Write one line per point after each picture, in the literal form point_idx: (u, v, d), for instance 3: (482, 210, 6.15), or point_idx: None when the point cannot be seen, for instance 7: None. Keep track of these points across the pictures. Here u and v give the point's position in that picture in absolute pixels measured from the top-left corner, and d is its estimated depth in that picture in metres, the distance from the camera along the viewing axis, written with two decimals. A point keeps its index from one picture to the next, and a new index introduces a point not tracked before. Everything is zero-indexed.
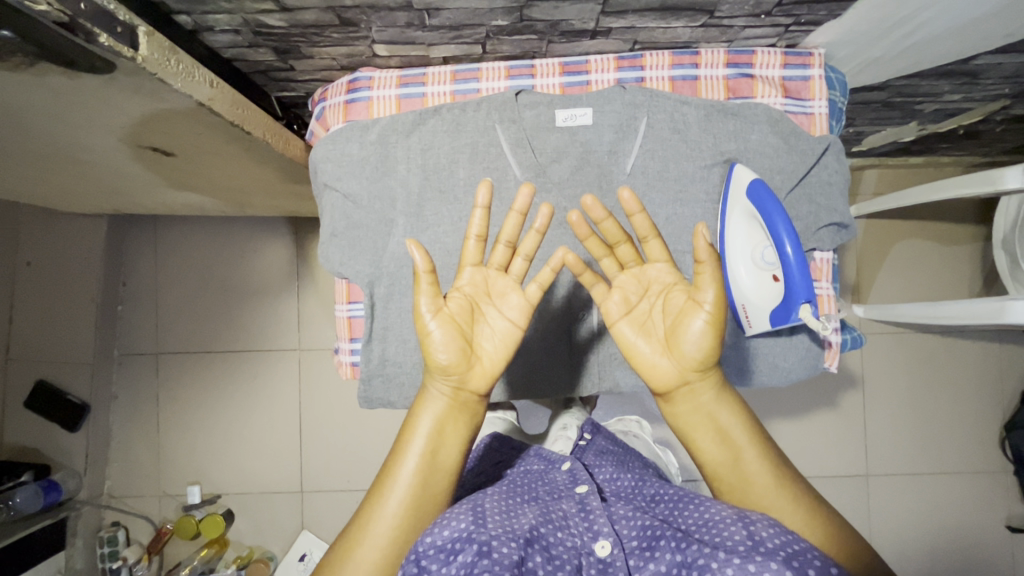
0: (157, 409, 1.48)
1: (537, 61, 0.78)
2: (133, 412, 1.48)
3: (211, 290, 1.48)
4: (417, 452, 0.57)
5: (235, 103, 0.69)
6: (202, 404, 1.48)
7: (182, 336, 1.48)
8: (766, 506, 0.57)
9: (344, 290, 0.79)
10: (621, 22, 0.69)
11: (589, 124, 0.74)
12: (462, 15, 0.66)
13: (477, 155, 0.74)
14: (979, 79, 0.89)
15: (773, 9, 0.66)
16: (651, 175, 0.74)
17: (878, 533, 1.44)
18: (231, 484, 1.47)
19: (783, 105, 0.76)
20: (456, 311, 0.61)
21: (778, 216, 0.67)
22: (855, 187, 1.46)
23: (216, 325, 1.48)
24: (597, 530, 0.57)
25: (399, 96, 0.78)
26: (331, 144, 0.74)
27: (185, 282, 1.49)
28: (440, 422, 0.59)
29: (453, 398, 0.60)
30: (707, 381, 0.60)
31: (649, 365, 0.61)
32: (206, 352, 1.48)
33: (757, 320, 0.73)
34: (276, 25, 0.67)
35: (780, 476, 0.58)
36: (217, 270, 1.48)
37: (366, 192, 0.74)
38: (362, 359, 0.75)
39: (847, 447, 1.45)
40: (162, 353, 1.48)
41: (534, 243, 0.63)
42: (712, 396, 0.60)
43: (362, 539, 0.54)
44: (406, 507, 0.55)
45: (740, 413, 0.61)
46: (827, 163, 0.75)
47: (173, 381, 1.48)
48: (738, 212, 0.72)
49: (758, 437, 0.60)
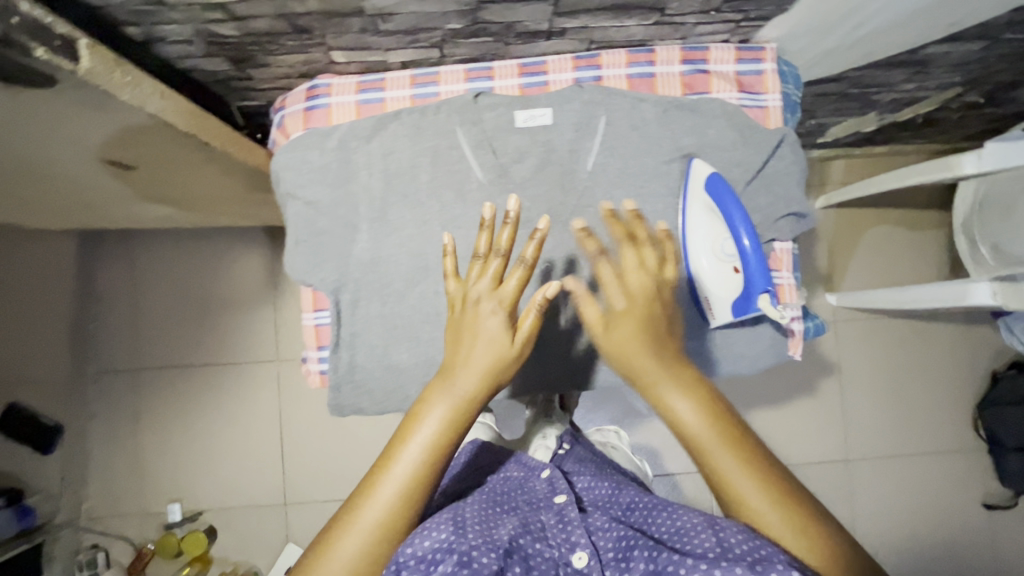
0: (136, 427, 1.45)
1: (495, 63, 0.77)
2: (112, 430, 1.45)
3: (187, 305, 1.46)
4: (416, 453, 0.56)
5: (190, 113, 0.68)
6: (180, 419, 1.45)
7: (158, 351, 1.46)
8: (739, 503, 0.55)
9: (310, 298, 0.76)
10: (575, 22, 0.69)
11: (550, 124, 0.75)
12: (415, 19, 0.66)
13: (439, 158, 0.75)
14: (930, 68, 0.92)
15: (721, 6, 0.67)
16: (612, 172, 0.76)
17: (864, 518, 1.45)
18: (214, 499, 1.45)
19: (738, 100, 0.77)
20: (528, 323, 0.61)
21: (735, 209, 0.70)
22: (824, 178, 1.48)
23: (193, 339, 1.46)
24: (575, 541, 0.58)
25: (358, 102, 0.76)
26: (291, 152, 0.74)
27: (161, 298, 1.46)
28: (461, 425, 0.59)
29: (467, 409, 0.59)
30: (674, 382, 0.60)
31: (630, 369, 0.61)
32: (185, 368, 1.46)
33: (720, 312, 0.74)
34: (229, 34, 0.66)
35: (758, 475, 0.55)
36: (193, 284, 1.46)
37: (329, 198, 0.74)
38: (330, 368, 0.74)
39: (827, 434, 1.47)
40: (140, 369, 1.46)
41: (509, 237, 0.63)
42: (682, 398, 0.59)
43: (349, 532, 0.54)
44: (393, 505, 0.55)
45: (701, 404, 0.58)
46: (783, 155, 0.75)
47: (151, 398, 1.45)
48: (700, 208, 0.73)
49: (735, 436, 0.57)
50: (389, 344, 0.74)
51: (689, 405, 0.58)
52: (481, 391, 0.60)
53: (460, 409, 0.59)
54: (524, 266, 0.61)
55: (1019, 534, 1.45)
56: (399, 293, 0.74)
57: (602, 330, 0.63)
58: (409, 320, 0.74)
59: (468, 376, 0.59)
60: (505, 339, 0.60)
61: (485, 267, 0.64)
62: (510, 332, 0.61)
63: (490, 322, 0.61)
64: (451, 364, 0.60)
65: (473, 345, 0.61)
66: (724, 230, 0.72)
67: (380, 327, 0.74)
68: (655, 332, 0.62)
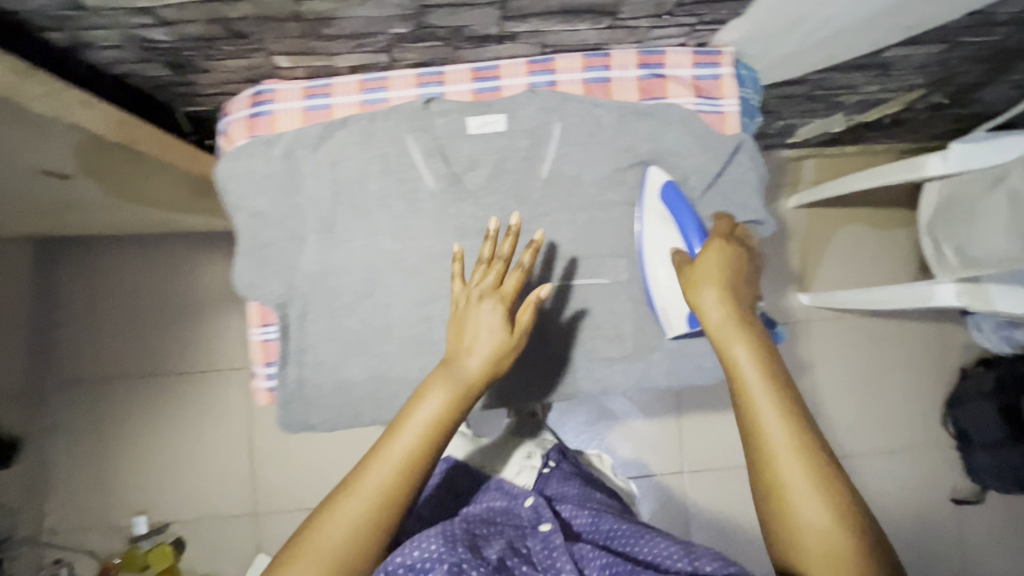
0: (99, 438, 1.40)
1: (447, 67, 0.75)
2: (73, 442, 1.40)
3: (151, 312, 1.42)
4: (425, 420, 0.59)
5: (120, 123, 0.66)
6: (144, 429, 1.41)
7: (119, 361, 1.41)
8: (769, 465, 0.54)
9: (256, 312, 0.74)
10: (525, 27, 0.67)
11: (503, 131, 0.73)
12: (357, 24, 0.63)
13: (389, 167, 0.72)
14: (892, 71, 0.91)
15: (674, 10, 0.66)
16: (567, 180, 0.74)
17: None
18: (181, 511, 1.41)
19: (695, 105, 0.76)
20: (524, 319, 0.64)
21: (688, 216, 0.70)
22: (796, 177, 1.48)
23: (158, 347, 1.42)
24: (560, 568, 0.59)
25: (305, 109, 0.73)
26: (234, 161, 0.71)
27: (123, 305, 1.42)
28: (461, 404, 0.61)
29: (467, 394, 0.61)
30: (743, 335, 0.59)
31: (703, 312, 0.62)
32: (149, 377, 1.41)
33: (676, 322, 0.72)
34: (161, 40, 0.63)
35: (798, 443, 0.54)
36: (156, 291, 1.42)
37: (275, 209, 0.72)
38: (278, 385, 0.72)
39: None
40: (102, 380, 1.41)
41: (509, 247, 0.66)
42: (748, 353, 0.58)
43: (358, 489, 0.56)
44: (394, 476, 0.57)
45: (758, 359, 0.58)
46: (740, 162, 0.74)
47: (113, 409, 1.41)
48: (653, 215, 0.72)
49: (787, 402, 0.56)
50: (339, 359, 0.72)
51: (751, 361, 0.58)
52: (482, 377, 0.62)
53: (465, 392, 0.61)
54: (522, 269, 0.64)
55: (987, 528, 1.47)
56: (348, 307, 0.72)
57: (686, 270, 0.66)
58: (360, 334, 0.72)
59: (472, 361, 0.62)
60: (503, 333, 0.63)
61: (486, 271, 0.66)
62: (506, 325, 0.63)
63: (491, 314, 0.63)
64: (454, 353, 0.62)
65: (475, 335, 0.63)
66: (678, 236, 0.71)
67: (329, 341, 0.71)
68: (730, 285, 0.63)
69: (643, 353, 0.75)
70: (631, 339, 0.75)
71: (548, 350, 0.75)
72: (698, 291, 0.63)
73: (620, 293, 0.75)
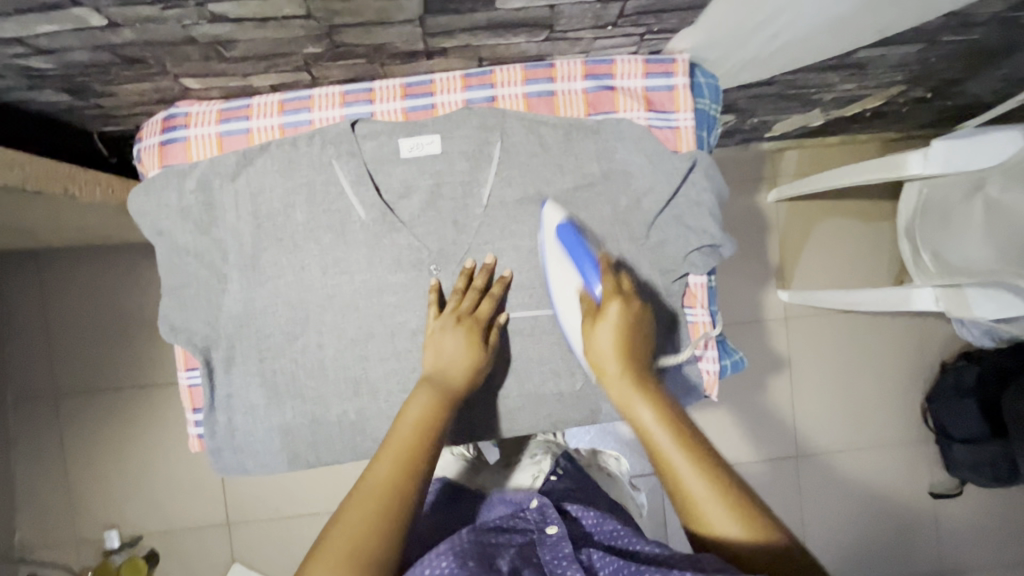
0: (64, 452, 1.37)
1: (376, 83, 0.68)
2: (38, 457, 1.37)
3: (107, 325, 1.36)
4: (410, 422, 0.57)
5: (26, 166, 0.60)
6: (110, 443, 1.38)
7: (77, 376, 1.37)
8: (694, 511, 0.50)
9: (180, 356, 0.69)
10: (454, 42, 0.61)
11: (438, 153, 0.68)
12: (263, 45, 0.57)
13: (316, 196, 0.67)
14: (868, 70, 0.85)
15: (617, 21, 0.59)
16: (510, 205, 0.69)
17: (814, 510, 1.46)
18: (153, 523, 1.39)
19: (647, 120, 0.70)
20: (494, 340, 0.67)
21: (585, 261, 0.65)
22: (776, 170, 1.42)
23: (117, 362, 1.37)
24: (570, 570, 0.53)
25: (220, 133, 0.67)
26: (146, 194, 0.66)
27: (78, 317, 1.36)
28: (446, 410, 0.60)
29: (452, 399, 0.61)
30: (641, 393, 0.57)
31: (601, 365, 0.60)
32: (110, 392, 1.37)
33: None
34: (45, 67, 0.57)
35: (720, 492, 0.50)
36: (111, 303, 1.36)
37: (193, 244, 0.67)
38: (206, 432, 0.68)
39: (779, 432, 1.45)
40: (61, 395, 1.37)
41: (484, 280, 0.67)
42: (651, 415, 0.56)
43: (360, 500, 0.51)
44: (390, 481, 0.52)
45: (661, 413, 0.56)
46: (695, 182, 0.68)
47: (77, 423, 1.37)
48: (551, 262, 0.67)
49: (699, 450, 0.53)
50: (270, 404, 0.68)
51: (656, 423, 0.55)
52: (465, 386, 0.63)
53: (450, 394, 0.61)
54: (494, 301, 0.67)
55: (965, 521, 1.47)
56: (277, 348, 0.67)
57: (588, 326, 0.62)
58: (292, 376, 0.68)
59: (456, 373, 0.63)
60: (479, 351, 0.65)
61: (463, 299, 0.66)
62: (482, 343, 0.65)
63: (464, 335, 0.64)
64: (433, 368, 0.63)
65: (451, 355, 0.64)
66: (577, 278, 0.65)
67: (258, 386, 0.67)
68: (627, 331, 0.61)
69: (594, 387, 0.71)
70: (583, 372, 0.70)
71: (494, 387, 0.70)
72: (590, 350, 0.61)
73: None
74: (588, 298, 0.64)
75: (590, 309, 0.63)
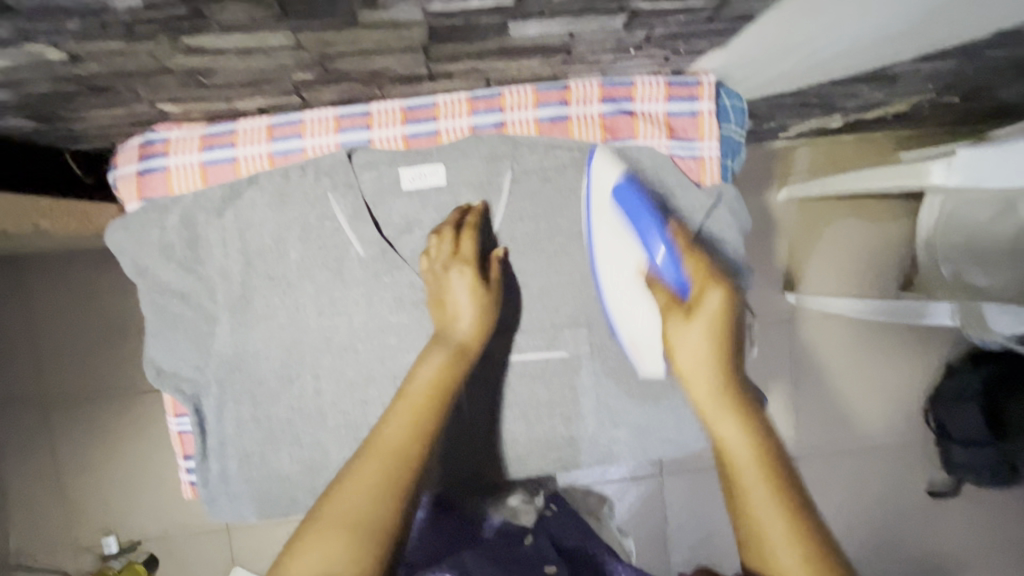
0: (52, 445, 1.17)
1: (373, 105, 0.61)
2: (13, 461, 1.17)
3: (75, 316, 1.15)
4: (422, 382, 0.56)
5: None
6: (96, 439, 1.18)
7: (45, 374, 1.16)
8: (763, 549, 0.48)
9: (168, 402, 0.66)
10: (460, 66, 0.54)
11: (443, 184, 0.64)
12: (247, 74, 0.51)
13: (310, 231, 0.62)
14: (901, 80, 0.79)
15: (642, 44, 0.53)
16: (520, 239, 0.65)
17: (854, 511, 1.35)
18: (151, 525, 1.20)
19: (668, 147, 0.65)
20: (493, 285, 0.63)
21: (658, 240, 0.60)
22: (788, 167, 1.32)
23: (93, 360, 1.16)
24: None
25: (204, 163, 0.61)
26: (127, 230, 0.62)
27: (34, 309, 1.15)
28: (457, 369, 0.58)
29: (465, 356, 0.59)
30: (730, 412, 0.54)
31: (682, 364, 0.57)
32: (88, 396, 1.16)
33: (647, 357, 0.64)
34: (2, 99, 0.51)
35: (799, 534, 0.47)
36: (82, 295, 1.15)
37: (180, 285, 0.62)
38: (199, 480, 0.65)
39: (821, 429, 1.33)
40: (29, 397, 1.16)
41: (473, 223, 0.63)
42: (736, 433, 0.53)
43: (374, 451, 0.51)
44: (397, 441, 0.51)
45: (747, 434, 0.53)
46: (718, 218, 0.65)
47: (57, 423, 1.17)
48: (597, 224, 0.63)
49: (780, 485, 0.50)
50: (266, 451, 0.64)
51: (743, 445, 0.52)
52: (476, 338, 0.60)
53: (460, 351, 0.59)
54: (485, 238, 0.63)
55: None
56: (272, 392, 0.63)
57: (674, 318, 0.57)
58: (289, 421, 0.64)
59: (461, 325, 0.60)
60: (480, 291, 0.61)
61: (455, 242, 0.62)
62: (484, 286, 0.62)
63: (463, 280, 0.61)
64: (441, 324, 0.61)
65: (456, 299, 0.61)
66: (640, 256, 0.62)
67: (252, 432, 0.64)
68: (721, 335, 0.55)
69: (606, 428, 0.68)
70: (596, 414, 0.67)
71: (501, 429, 0.67)
72: (675, 349, 0.57)
73: (580, 366, 0.67)
74: (664, 284, 0.60)
75: (672, 300, 0.59)
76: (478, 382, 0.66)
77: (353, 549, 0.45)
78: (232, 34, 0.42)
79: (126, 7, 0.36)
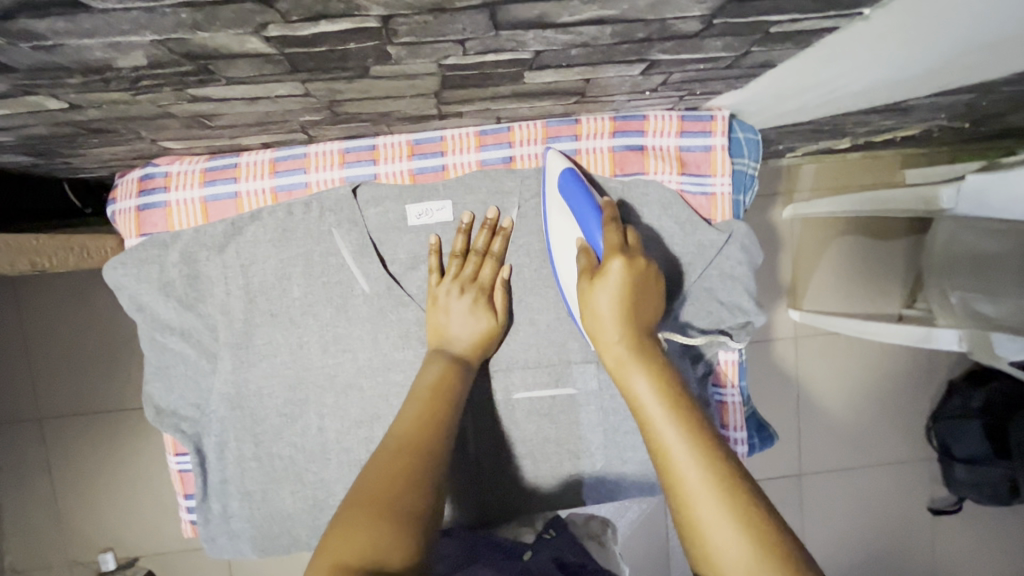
0: (44, 463, 1.14)
1: (380, 139, 0.61)
2: (6, 478, 1.13)
3: (64, 334, 1.11)
4: (425, 385, 0.55)
5: None
6: (91, 456, 1.14)
7: (38, 391, 1.12)
8: (685, 505, 0.42)
9: (169, 441, 0.66)
10: (471, 107, 0.53)
11: (449, 220, 0.62)
12: (252, 116, 0.49)
13: (314, 268, 0.61)
14: (914, 110, 0.77)
15: (658, 87, 0.52)
16: (528, 276, 0.64)
17: (858, 528, 1.34)
18: (148, 543, 1.17)
19: (680, 183, 0.64)
20: (497, 311, 0.62)
21: (583, 212, 0.57)
22: (793, 183, 1.30)
23: (87, 377, 1.13)
24: None
25: (205, 198, 0.61)
26: (126, 267, 0.60)
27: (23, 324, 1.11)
28: (461, 379, 0.57)
29: (467, 372, 0.58)
30: (639, 364, 0.49)
31: (597, 322, 0.53)
32: (81, 414, 1.13)
33: None
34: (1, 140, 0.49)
35: (719, 480, 0.42)
36: (72, 312, 1.11)
37: (181, 322, 0.61)
38: (200, 519, 0.65)
39: (824, 447, 1.32)
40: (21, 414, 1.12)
41: (486, 245, 0.62)
42: (646, 385, 0.48)
43: (388, 451, 0.49)
44: (409, 440, 0.50)
45: (659, 385, 0.48)
46: (730, 253, 0.63)
47: (51, 440, 1.13)
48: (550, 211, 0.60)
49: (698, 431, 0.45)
50: (268, 489, 0.63)
51: (653, 396, 0.47)
52: (475, 358, 0.60)
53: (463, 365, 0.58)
54: (494, 263, 0.62)
55: None
56: (275, 431, 0.62)
57: (585, 283, 0.54)
58: (291, 460, 0.63)
59: (462, 344, 0.60)
60: (485, 319, 0.61)
61: (466, 265, 0.61)
62: (489, 314, 0.61)
63: (467, 306, 0.60)
64: (438, 340, 0.60)
65: (457, 320, 0.60)
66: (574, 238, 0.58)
67: (254, 470, 0.63)
68: (630, 296, 0.52)
69: (614, 466, 0.67)
70: (603, 452, 0.66)
71: (507, 466, 0.66)
72: (587, 313, 0.54)
73: (588, 404, 0.65)
74: (588, 253, 0.56)
75: (588, 267, 0.55)
76: (483, 419, 0.65)
77: (381, 535, 0.41)
78: (239, 85, 0.40)
79: (129, 66, 0.34)
